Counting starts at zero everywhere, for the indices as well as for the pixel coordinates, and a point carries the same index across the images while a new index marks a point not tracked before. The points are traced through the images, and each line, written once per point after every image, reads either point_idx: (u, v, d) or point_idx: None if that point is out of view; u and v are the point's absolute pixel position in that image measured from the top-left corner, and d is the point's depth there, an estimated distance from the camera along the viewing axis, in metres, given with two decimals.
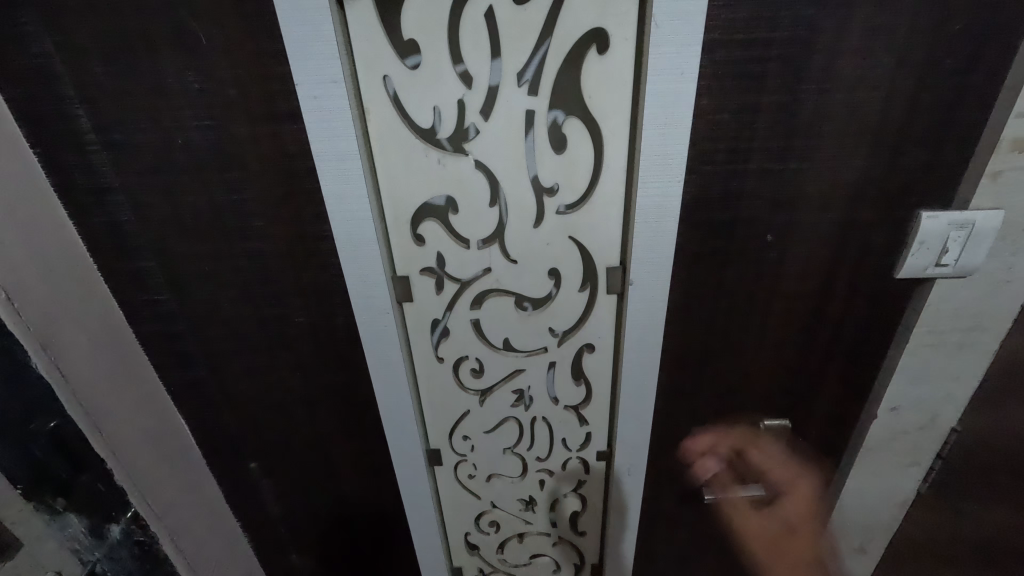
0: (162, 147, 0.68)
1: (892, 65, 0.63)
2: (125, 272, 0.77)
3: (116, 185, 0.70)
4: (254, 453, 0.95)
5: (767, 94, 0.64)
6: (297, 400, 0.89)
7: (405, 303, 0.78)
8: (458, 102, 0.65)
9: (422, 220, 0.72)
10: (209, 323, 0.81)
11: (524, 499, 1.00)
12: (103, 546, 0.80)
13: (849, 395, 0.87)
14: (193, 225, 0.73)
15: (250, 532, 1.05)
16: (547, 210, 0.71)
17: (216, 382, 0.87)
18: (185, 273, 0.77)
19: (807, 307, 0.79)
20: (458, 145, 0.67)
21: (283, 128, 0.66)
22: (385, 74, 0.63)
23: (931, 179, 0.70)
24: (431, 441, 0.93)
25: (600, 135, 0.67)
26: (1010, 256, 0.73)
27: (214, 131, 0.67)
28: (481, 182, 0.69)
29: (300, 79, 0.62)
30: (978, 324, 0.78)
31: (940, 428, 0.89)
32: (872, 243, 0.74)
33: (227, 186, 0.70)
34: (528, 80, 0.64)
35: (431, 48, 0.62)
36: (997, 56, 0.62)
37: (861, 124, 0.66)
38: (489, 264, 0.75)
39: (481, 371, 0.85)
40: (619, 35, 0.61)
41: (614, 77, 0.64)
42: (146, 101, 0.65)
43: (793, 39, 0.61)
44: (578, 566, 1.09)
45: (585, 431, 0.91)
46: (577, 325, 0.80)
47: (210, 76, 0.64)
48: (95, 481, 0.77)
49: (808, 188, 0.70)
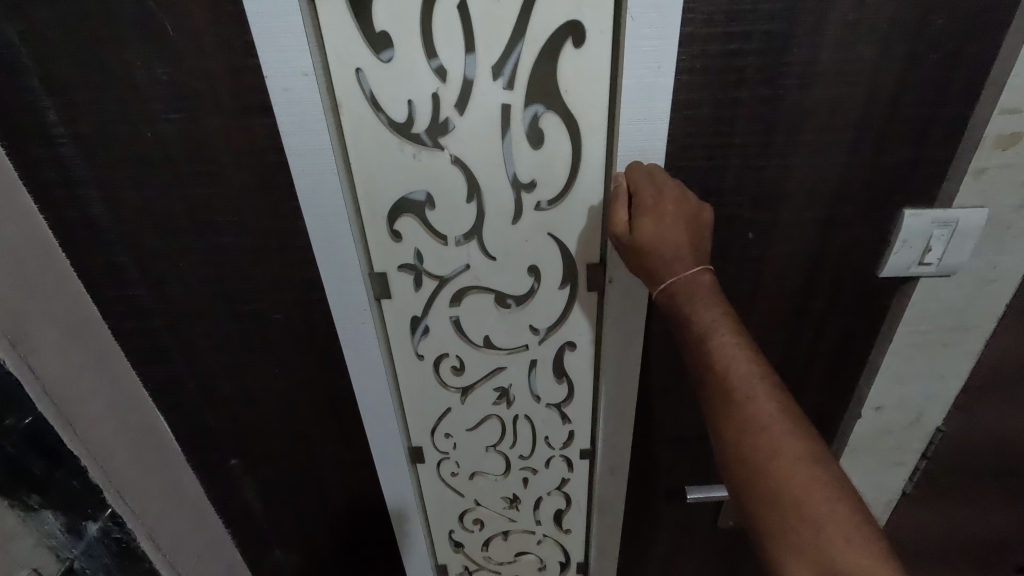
0: (132, 140, 0.67)
1: (873, 61, 0.62)
2: (98, 268, 0.76)
3: (86, 180, 0.69)
4: (234, 450, 0.94)
5: (746, 89, 0.63)
6: (276, 397, 0.88)
7: (383, 300, 0.77)
8: (433, 96, 0.63)
9: (399, 216, 0.71)
10: (186, 319, 0.80)
11: (508, 497, 0.99)
12: (81, 543, 0.81)
13: (833, 395, 0.86)
14: (167, 220, 0.72)
15: (233, 529, 1.05)
16: (526, 205, 0.70)
17: (194, 378, 0.86)
18: (160, 268, 0.76)
19: (790, 305, 0.78)
20: (433, 139, 0.66)
21: (254, 121, 0.65)
22: (357, 67, 0.62)
23: (914, 176, 0.69)
24: (414, 439, 0.93)
25: (578, 130, 0.66)
26: (994, 255, 0.72)
27: (184, 124, 0.66)
28: (458, 177, 0.68)
29: (270, 72, 0.61)
30: (962, 324, 0.78)
31: (925, 429, 0.88)
32: (855, 241, 0.73)
33: (199, 181, 0.69)
34: (504, 75, 0.62)
35: (404, 40, 0.60)
36: (980, 53, 0.61)
37: (841, 119, 0.65)
38: (468, 261, 0.74)
39: (462, 368, 0.84)
40: (595, 29, 0.60)
41: (590, 70, 0.62)
42: (115, 93, 0.64)
43: (773, 33, 0.60)
44: (563, 564, 1.09)
45: (568, 428, 0.90)
46: (559, 322, 0.79)
47: (178, 68, 0.62)
48: (70, 479, 0.77)
49: (790, 186, 0.69)
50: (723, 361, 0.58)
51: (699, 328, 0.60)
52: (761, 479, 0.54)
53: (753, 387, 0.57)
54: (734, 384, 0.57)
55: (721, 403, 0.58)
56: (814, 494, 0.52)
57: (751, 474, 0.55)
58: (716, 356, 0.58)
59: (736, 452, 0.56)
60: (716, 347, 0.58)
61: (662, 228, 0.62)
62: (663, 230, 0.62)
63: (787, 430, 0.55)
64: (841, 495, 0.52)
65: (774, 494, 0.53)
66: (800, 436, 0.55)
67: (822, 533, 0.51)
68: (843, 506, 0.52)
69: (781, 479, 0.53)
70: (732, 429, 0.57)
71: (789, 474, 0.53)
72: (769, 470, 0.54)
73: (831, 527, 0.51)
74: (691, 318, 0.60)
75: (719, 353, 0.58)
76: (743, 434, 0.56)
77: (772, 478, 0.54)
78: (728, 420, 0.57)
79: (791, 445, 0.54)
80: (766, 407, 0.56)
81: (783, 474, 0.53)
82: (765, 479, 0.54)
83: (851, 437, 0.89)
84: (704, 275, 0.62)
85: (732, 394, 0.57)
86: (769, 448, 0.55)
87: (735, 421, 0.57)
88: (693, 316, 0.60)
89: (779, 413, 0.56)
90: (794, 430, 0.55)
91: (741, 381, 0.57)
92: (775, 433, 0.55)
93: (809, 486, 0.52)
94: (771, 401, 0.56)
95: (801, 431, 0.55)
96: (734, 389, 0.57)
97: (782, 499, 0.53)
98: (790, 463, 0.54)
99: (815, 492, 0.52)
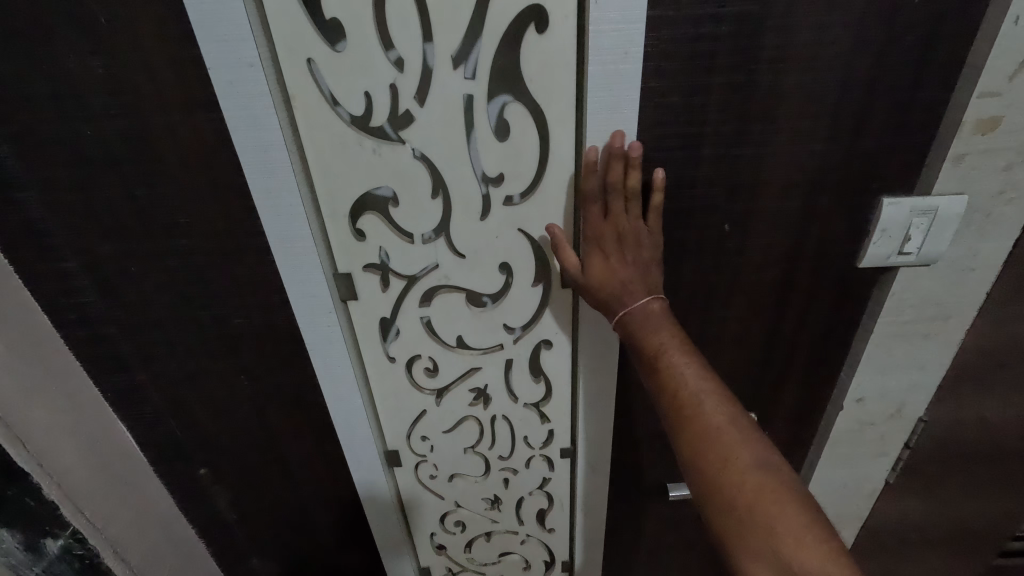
0: (72, 139, 0.63)
1: (846, 44, 0.59)
2: (46, 274, 0.72)
3: (26, 182, 0.65)
4: (203, 459, 0.91)
5: (717, 75, 0.61)
6: (244, 405, 0.85)
7: (350, 302, 0.75)
8: (391, 87, 0.60)
9: (362, 213, 0.68)
10: (143, 325, 0.77)
11: (489, 498, 0.97)
12: (42, 560, 0.78)
13: (814, 388, 0.85)
14: (117, 223, 0.68)
15: (205, 539, 1.02)
16: (494, 200, 0.67)
17: (156, 386, 0.83)
18: (112, 274, 0.72)
19: (769, 298, 0.76)
20: (394, 132, 0.63)
21: (201, 117, 0.61)
22: (309, 57, 0.58)
23: (892, 164, 0.67)
24: (388, 443, 0.90)
25: (545, 121, 0.63)
26: (976, 243, 0.70)
27: (126, 121, 0.62)
28: (422, 172, 0.65)
29: (214, 63, 0.57)
30: (943, 314, 0.76)
31: (907, 419, 0.87)
32: (832, 231, 0.71)
33: (147, 181, 0.65)
34: (465, 65, 0.59)
35: (357, 28, 0.57)
36: (957, 33, 0.59)
37: (816, 106, 0.63)
38: (437, 259, 0.71)
39: (435, 370, 0.81)
40: (558, 13, 0.57)
41: (556, 58, 0.59)
42: (50, 89, 0.60)
43: (743, 16, 0.57)
44: (547, 563, 1.07)
45: (547, 428, 0.88)
46: (533, 320, 0.77)
47: (116, 62, 0.58)
48: (23, 496, 0.73)
49: (765, 175, 0.67)
50: (673, 372, 0.61)
51: (651, 341, 0.63)
52: (722, 494, 0.55)
53: (704, 400, 0.59)
54: (686, 394, 0.59)
55: (681, 429, 0.59)
56: (768, 501, 0.52)
57: (704, 478, 0.56)
58: (669, 373, 0.61)
59: (694, 465, 0.57)
60: (666, 359, 0.61)
61: (605, 236, 0.65)
62: (605, 239, 0.65)
63: (739, 439, 0.56)
64: (800, 499, 0.53)
65: (731, 506, 0.54)
66: (754, 443, 0.56)
67: (778, 540, 0.50)
68: (796, 509, 0.52)
69: (735, 487, 0.54)
70: (689, 444, 0.58)
71: (741, 479, 0.54)
72: (718, 473, 0.55)
73: (785, 532, 0.50)
74: (644, 335, 0.64)
75: (673, 371, 0.60)
76: (693, 440, 0.58)
77: (727, 487, 0.54)
78: (682, 435, 0.59)
79: (738, 445, 0.56)
80: (718, 415, 0.58)
81: (740, 486, 0.54)
82: (723, 487, 0.55)
83: (833, 430, 0.88)
84: (654, 305, 0.64)
85: (684, 402, 0.59)
86: (719, 453, 0.56)
87: (689, 436, 0.58)
88: (643, 337, 0.64)
89: (731, 418, 0.58)
90: (744, 434, 0.57)
91: (692, 392, 0.59)
92: (728, 444, 0.56)
93: (760, 490, 0.53)
94: (720, 410, 0.58)
95: (755, 439, 0.56)
96: (685, 403, 0.59)
97: (734, 501, 0.54)
98: (738, 465, 0.55)
99: (770, 499, 0.52)
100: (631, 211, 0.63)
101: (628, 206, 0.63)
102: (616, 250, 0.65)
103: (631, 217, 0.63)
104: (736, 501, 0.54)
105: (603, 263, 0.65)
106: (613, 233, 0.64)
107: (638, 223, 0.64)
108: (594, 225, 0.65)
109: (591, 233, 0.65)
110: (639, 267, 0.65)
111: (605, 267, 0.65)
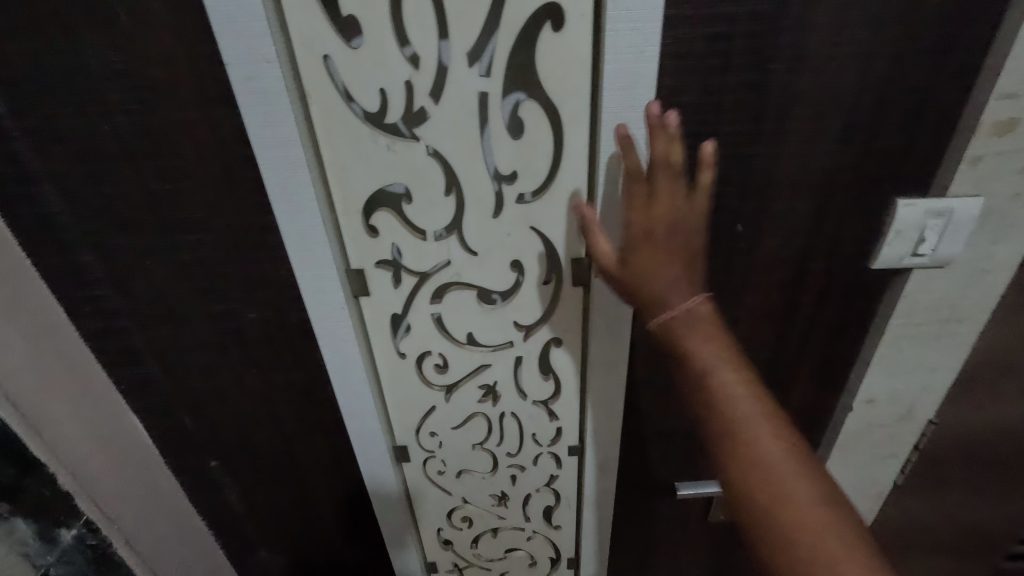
0: (90, 134, 0.63)
1: (864, 43, 0.59)
2: (62, 268, 0.73)
3: (43, 176, 0.66)
4: (213, 452, 0.92)
5: (733, 74, 0.60)
6: (254, 398, 0.86)
7: (362, 297, 0.75)
8: (406, 84, 0.60)
9: (375, 210, 0.68)
10: (157, 319, 0.77)
11: (496, 495, 0.98)
12: (55, 550, 0.78)
13: (824, 389, 0.85)
14: (132, 217, 0.69)
15: (215, 531, 1.03)
16: (507, 198, 0.67)
17: (168, 379, 0.83)
18: (127, 267, 0.73)
19: (780, 298, 0.76)
20: (408, 129, 0.63)
21: (217, 112, 0.62)
22: (325, 54, 0.59)
23: (907, 165, 0.66)
24: (398, 438, 0.91)
25: (559, 119, 0.63)
26: (991, 245, 0.70)
27: (143, 116, 0.62)
28: (435, 169, 0.65)
29: (231, 59, 0.57)
30: (955, 316, 0.76)
31: (917, 422, 0.87)
32: (846, 232, 0.71)
33: (162, 176, 0.66)
34: (480, 61, 0.59)
35: (373, 24, 0.57)
36: (976, 32, 0.58)
37: (832, 105, 0.62)
38: (449, 257, 0.71)
39: (445, 367, 0.82)
40: (575, 11, 0.57)
41: (571, 55, 0.59)
42: (68, 83, 0.60)
43: (761, 14, 0.57)
44: (553, 559, 1.07)
45: (556, 426, 0.88)
46: (544, 318, 0.77)
47: (134, 57, 0.59)
48: (39, 487, 0.75)
49: (778, 174, 0.66)
50: (719, 381, 0.58)
51: (694, 345, 0.60)
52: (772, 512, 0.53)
53: (752, 412, 0.57)
54: (732, 405, 0.57)
55: (727, 442, 0.57)
56: (806, 511, 0.52)
57: (751, 493, 0.55)
58: (715, 384, 0.58)
59: (740, 479, 0.56)
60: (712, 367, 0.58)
61: (655, 221, 0.61)
62: (655, 225, 0.61)
63: (787, 455, 0.55)
64: (846, 518, 0.53)
65: (776, 518, 0.53)
66: (801, 460, 0.55)
67: (823, 556, 0.50)
68: (845, 529, 0.52)
69: (785, 503, 0.53)
70: (736, 456, 0.56)
71: (793, 498, 0.53)
72: (769, 490, 0.54)
73: (838, 553, 0.50)
74: (685, 338, 0.60)
75: (720, 381, 0.58)
76: (740, 454, 0.56)
77: (778, 503, 0.53)
78: (722, 445, 0.57)
79: (786, 461, 0.54)
80: (765, 429, 0.56)
81: (792, 505, 0.53)
82: (774, 505, 0.53)
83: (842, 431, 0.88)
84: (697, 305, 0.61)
85: (729, 413, 0.57)
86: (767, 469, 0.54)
87: (737, 449, 0.56)
88: (687, 340, 0.60)
89: (777, 432, 0.56)
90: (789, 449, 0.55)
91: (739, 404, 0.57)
92: (778, 460, 0.54)
93: (813, 509, 0.52)
94: (767, 424, 0.56)
95: (802, 455, 0.55)
96: (729, 414, 0.57)
97: (784, 519, 0.53)
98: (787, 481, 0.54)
99: (814, 515, 0.52)
100: (677, 191, 0.61)
101: (674, 185, 0.61)
102: (665, 238, 0.61)
103: (678, 196, 0.61)
104: (782, 514, 0.53)
105: (650, 256, 0.61)
106: (661, 219, 0.61)
107: (685, 206, 0.61)
108: (638, 207, 0.61)
109: (637, 219, 0.61)
110: (684, 263, 0.61)
111: (652, 261, 0.61)
